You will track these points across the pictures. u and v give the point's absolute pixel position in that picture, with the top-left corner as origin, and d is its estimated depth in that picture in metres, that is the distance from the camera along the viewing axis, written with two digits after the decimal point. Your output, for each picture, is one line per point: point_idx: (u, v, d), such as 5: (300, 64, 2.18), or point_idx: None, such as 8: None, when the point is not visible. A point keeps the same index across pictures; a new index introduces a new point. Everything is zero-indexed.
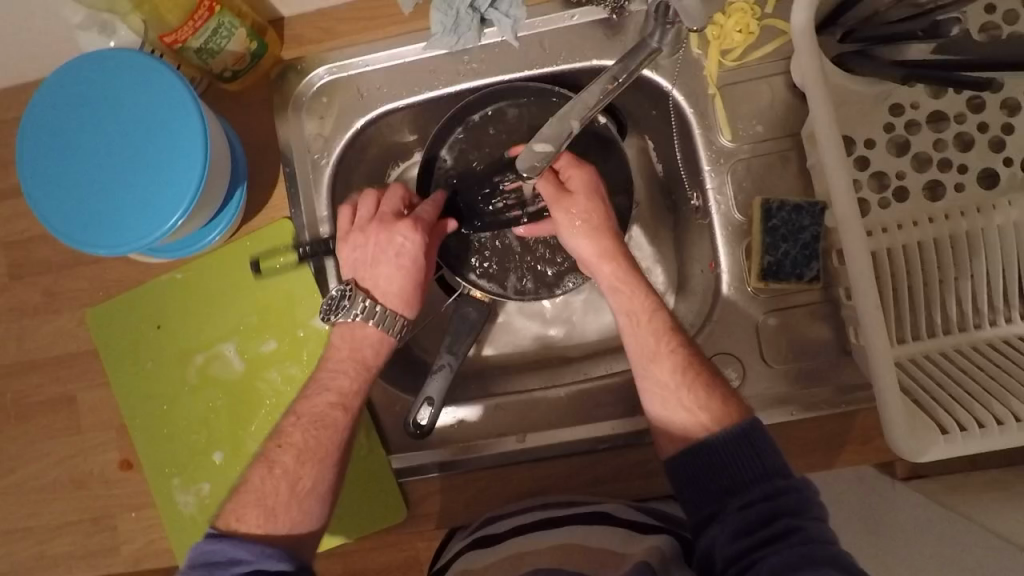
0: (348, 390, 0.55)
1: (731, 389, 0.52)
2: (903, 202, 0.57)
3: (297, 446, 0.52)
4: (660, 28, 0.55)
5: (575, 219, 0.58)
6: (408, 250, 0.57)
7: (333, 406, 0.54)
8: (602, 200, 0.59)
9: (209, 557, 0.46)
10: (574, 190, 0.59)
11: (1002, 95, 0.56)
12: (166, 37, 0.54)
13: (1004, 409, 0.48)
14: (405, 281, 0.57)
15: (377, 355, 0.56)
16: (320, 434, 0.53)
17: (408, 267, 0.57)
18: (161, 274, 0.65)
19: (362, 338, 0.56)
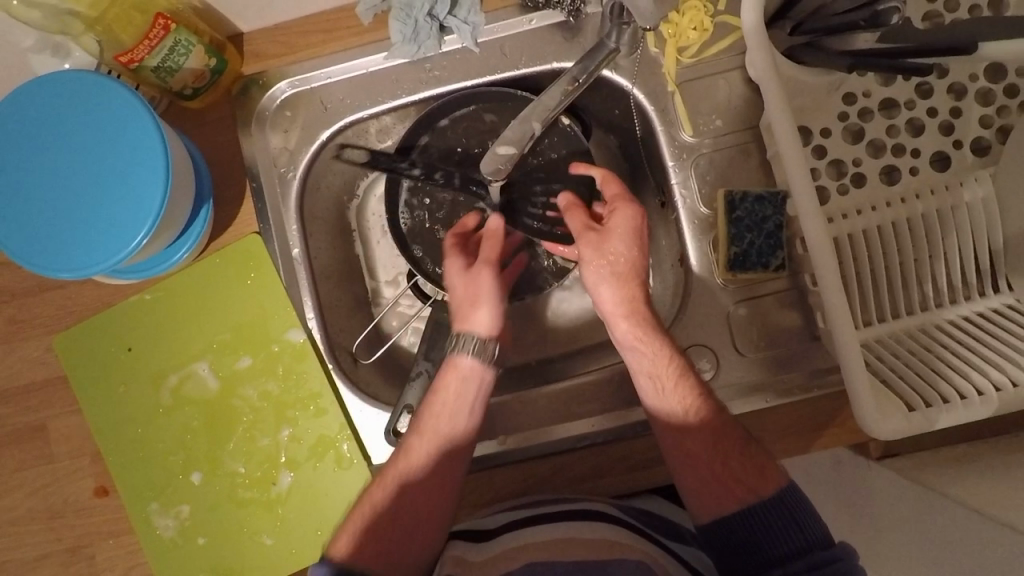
0: (457, 424, 0.54)
1: (768, 457, 0.51)
2: (860, 187, 0.58)
3: (410, 478, 0.52)
4: (616, 28, 0.57)
5: (602, 265, 0.53)
6: (485, 282, 0.58)
7: (437, 442, 0.53)
8: (639, 242, 0.54)
9: None
10: (609, 228, 0.54)
11: (947, 80, 0.58)
12: (122, 57, 0.54)
13: (967, 385, 0.50)
14: (493, 306, 0.57)
15: (481, 396, 0.55)
16: (435, 464, 0.53)
17: (491, 293, 0.57)
18: (129, 296, 0.64)
19: (461, 376, 0.55)
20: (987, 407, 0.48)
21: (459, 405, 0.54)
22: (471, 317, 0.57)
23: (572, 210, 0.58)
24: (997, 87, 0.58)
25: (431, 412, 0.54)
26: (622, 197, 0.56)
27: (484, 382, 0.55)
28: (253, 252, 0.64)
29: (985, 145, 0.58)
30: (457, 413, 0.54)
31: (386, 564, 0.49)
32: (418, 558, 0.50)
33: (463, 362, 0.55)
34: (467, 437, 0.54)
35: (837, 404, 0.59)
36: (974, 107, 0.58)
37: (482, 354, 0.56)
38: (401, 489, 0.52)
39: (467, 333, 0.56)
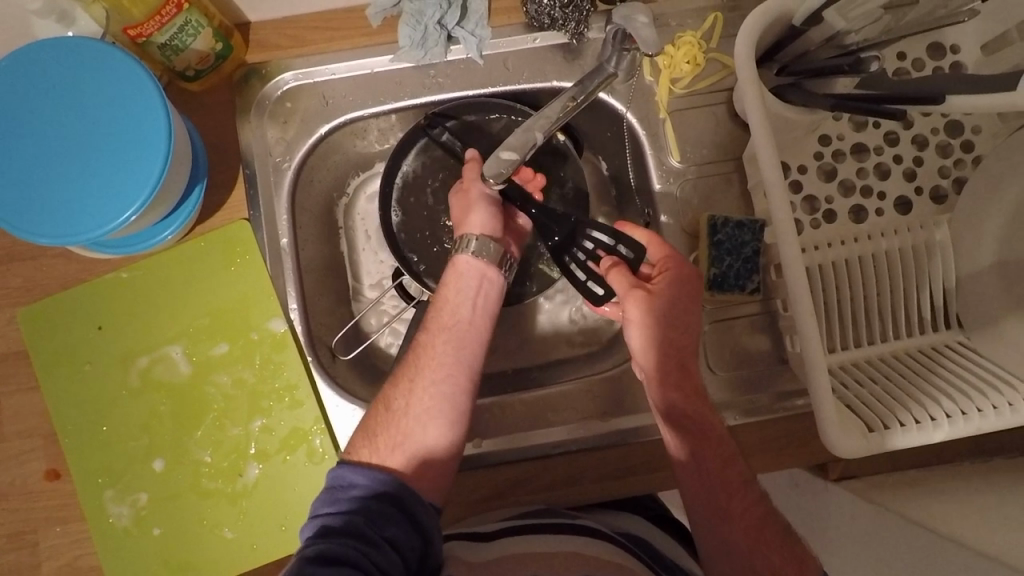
0: (460, 317, 0.55)
1: (804, 545, 0.53)
2: (831, 223, 0.63)
3: (420, 375, 0.53)
4: (617, 53, 0.62)
5: (648, 322, 0.53)
6: (477, 190, 0.61)
7: (443, 337, 0.54)
8: (687, 305, 0.54)
9: (330, 482, 0.48)
10: (659, 292, 0.54)
11: (912, 131, 0.63)
12: (130, 30, 0.54)
13: (923, 411, 0.53)
14: (489, 210, 0.60)
15: (484, 290, 0.57)
16: (443, 358, 0.54)
17: (483, 199, 0.61)
18: (105, 272, 0.62)
19: (461, 276, 0.57)
20: (939, 432, 0.52)
21: (460, 298, 0.56)
22: (469, 223, 0.60)
23: (614, 271, 0.57)
24: (954, 141, 0.63)
25: (433, 312, 0.56)
26: (665, 254, 0.56)
27: (484, 276, 0.58)
28: (240, 239, 0.63)
29: (943, 193, 0.64)
30: (459, 306, 0.56)
31: (415, 468, 0.50)
32: (445, 461, 0.51)
33: (463, 261, 0.58)
34: (473, 327, 0.55)
35: (799, 426, 0.62)
36: (934, 158, 0.63)
37: (482, 252, 0.58)
38: (414, 387, 0.53)
39: (466, 234, 0.59)
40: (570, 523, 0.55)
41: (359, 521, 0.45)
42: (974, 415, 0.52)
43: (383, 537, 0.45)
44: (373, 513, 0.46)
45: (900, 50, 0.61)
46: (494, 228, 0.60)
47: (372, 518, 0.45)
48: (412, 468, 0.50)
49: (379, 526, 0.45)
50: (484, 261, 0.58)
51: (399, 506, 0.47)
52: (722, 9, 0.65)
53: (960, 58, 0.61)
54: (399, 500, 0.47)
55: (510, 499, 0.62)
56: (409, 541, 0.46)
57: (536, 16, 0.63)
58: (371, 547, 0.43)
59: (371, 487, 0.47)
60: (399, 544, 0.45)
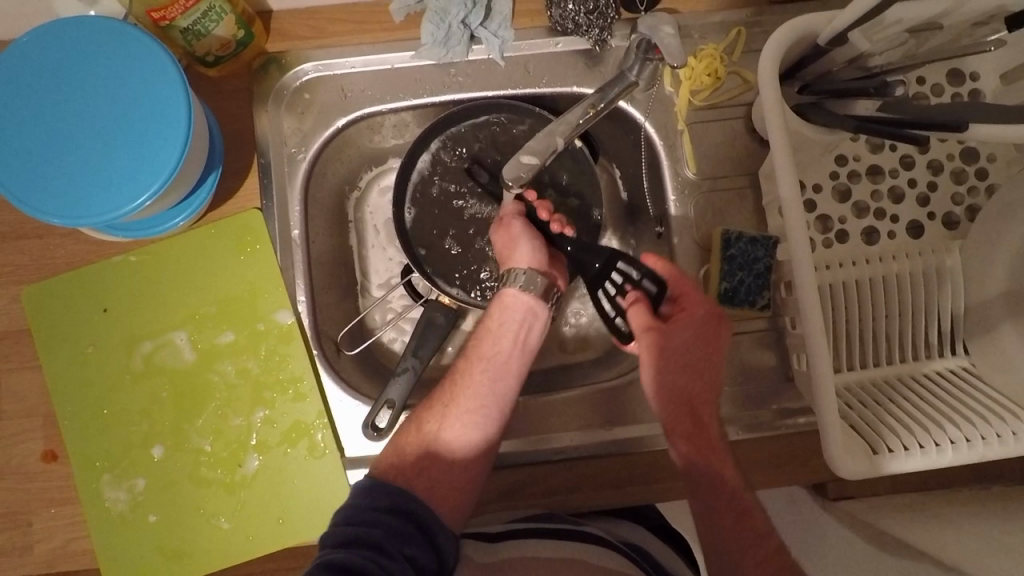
0: (501, 350, 0.57)
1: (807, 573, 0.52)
2: (843, 243, 0.63)
3: (458, 402, 0.55)
4: (640, 62, 0.60)
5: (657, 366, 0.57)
6: (518, 226, 0.61)
7: (481, 367, 0.57)
8: (699, 347, 0.57)
9: (354, 491, 0.51)
10: (670, 331, 0.57)
11: (927, 156, 0.64)
12: (154, 13, 0.53)
13: (927, 437, 0.53)
14: (533, 243, 0.61)
15: (526, 325, 0.59)
16: (482, 388, 0.56)
17: (524, 232, 0.61)
18: (113, 255, 0.62)
19: (505, 305, 0.59)
20: (941, 457, 0.52)
21: (502, 331, 0.58)
22: (515, 258, 0.61)
23: (634, 307, 0.58)
24: (968, 168, 0.64)
25: (477, 341, 0.58)
26: (692, 296, 0.58)
27: (529, 309, 0.59)
28: (252, 229, 0.63)
29: (955, 220, 0.64)
30: (500, 338, 0.58)
31: (437, 489, 0.52)
32: (466, 489, 0.53)
33: (510, 294, 0.59)
34: (513, 362, 0.57)
35: (800, 444, 0.63)
36: (947, 184, 0.64)
37: (531, 287, 0.59)
38: (450, 414, 0.55)
39: (513, 269, 0.60)
40: (579, 530, 0.56)
41: (377, 534, 0.47)
42: (978, 442, 0.52)
43: (401, 551, 0.46)
44: (389, 529, 0.47)
45: (919, 75, 0.61)
46: (542, 258, 0.61)
47: (389, 532, 0.47)
48: (436, 493, 0.52)
49: (394, 541, 0.47)
50: (530, 295, 0.59)
51: (415, 523, 0.49)
52: (745, 24, 0.65)
53: (978, 85, 0.61)
54: (416, 517, 0.50)
55: (508, 502, 0.62)
56: (424, 558, 0.48)
57: (560, 21, 0.62)
58: (385, 557, 0.45)
59: (390, 502, 0.49)
60: (415, 560, 0.47)
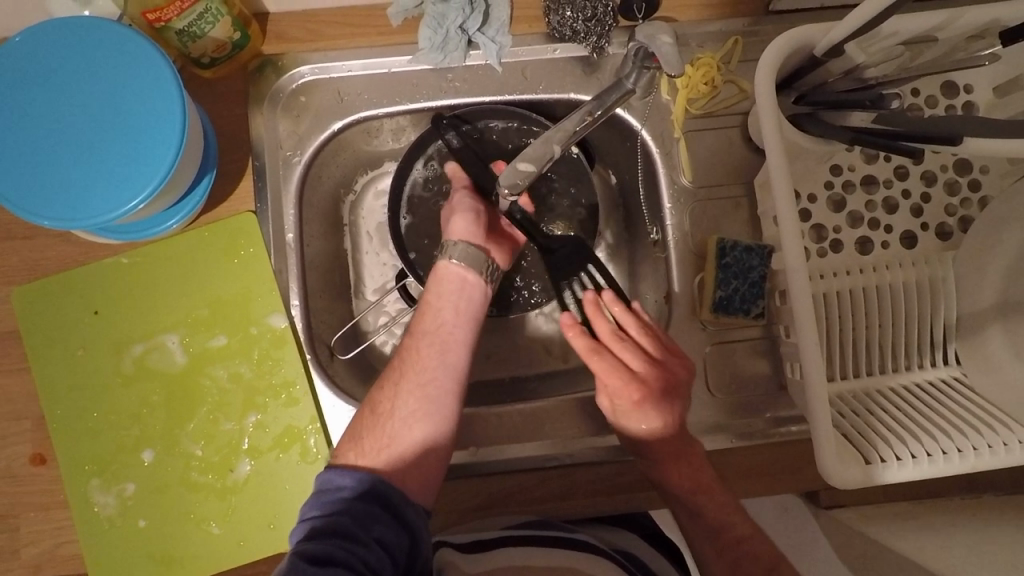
0: (441, 322, 0.57)
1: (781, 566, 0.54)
2: (837, 253, 0.63)
3: (404, 377, 0.55)
4: (637, 70, 0.59)
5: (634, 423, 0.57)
6: (458, 199, 0.63)
7: (424, 341, 0.56)
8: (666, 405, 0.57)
9: (323, 484, 0.49)
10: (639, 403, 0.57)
11: (921, 167, 0.64)
12: (149, 14, 0.53)
13: (918, 446, 0.53)
14: (467, 215, 0.62)
15: (467, 295, 0.59)
16: (424, 360, 0.55)
17: (468, 207, 0.62)
18: (105, 257, 0.61)
19: (443, 279, 0.59)
20: (932, 468, 0.52)
21: (440, 304, 0.58)
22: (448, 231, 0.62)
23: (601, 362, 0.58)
24: (962, 179, 0.64)
25: (417, 317, 0.58)
26: (651, 366, 0.57)
27: (466, 280, 0.59)
28: (245, 232, 0.62)
29: (948, 231, 0.64)
30: (440, 310, 0.57)
31: (402, 469, 0.51)
32: (430, 463, 0.52)
33: (448, 269, 0.60)
34: (454, 331, 0.57)
35: (793, 453, 0.63)
36: (941, 195, 0.64)
37: (462, 256, 0.60)
38: (398, 391, 0.54)
39: (449, 242, 0.61)
40: (569, 537, 0.56)
41: (344, 521, 0.46)
42: (969, 453, 0.52)
43: (370, 536, 0.45)
44: (358, 514, 0.46)
45: (914, 86, 0.61)
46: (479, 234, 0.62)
47: (358, 517, 0.46)
48: (404, 471, 0.51)
49: (364, 526, 0.46)
50: (465, 267, 0.59)
51: (385, 505, 0.48)
52: (743, 33, 0.65)
53: (972, 98, 0.61)
54: (385, 499, 0.48)
55: (502, 508, 0.62)
56: (397, 540, 0.47)
57: (558, 28, 0.63)
58: (356, 545, 0.44)
59: (359, 489, 0.48)
60: (385, 542, 0.46)
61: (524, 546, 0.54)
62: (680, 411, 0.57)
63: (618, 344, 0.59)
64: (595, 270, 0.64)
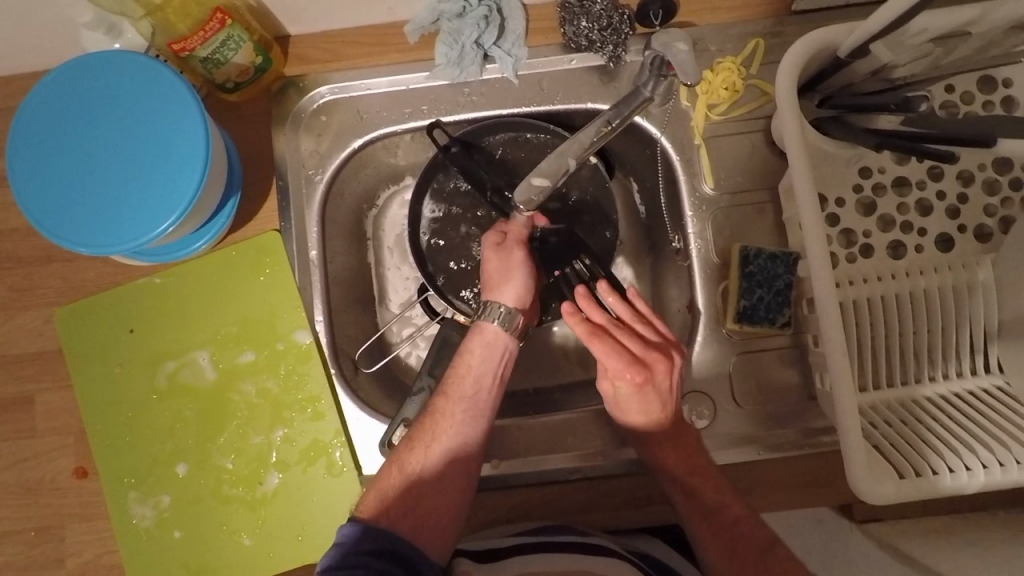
0: (480, 389, 0.57)
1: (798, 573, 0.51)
2: (868, 258, 0.61)
3: (437, 438, 0.55)
4: (654, 78, 0.59)
5: (639, 412, 0.56)
6: (517, 257, 0.60)
7: (461, 407, 0.56)
8: (669, 399, 0.56)
9: (338, 536, 0.50)
10: (641, 392, 0.55)
11: (958, 166, 0.61)
12: (174, 44, 0.55)
13: (957, 460, 0.51)
14: (524, 279, 0.60)
15: (506, 364, 0.59)
16: (460, 427, 0.55)
17: (524, 268, 0.60)
18: (139, 278, 0.63)
19: (485, 341, 0.58)
20: (972, 483, 0.50)
21: (480, 368, 0.57)
22: (499, 289, 0.60)
23: (600, 347, 0.56)
24: (1002, 178, 0.61)
25: (455, 378, 0.57)
26: (653, 355, 0.56)
27: (507, 351, 0.59)
28: (270, 250, 0.64)
29: (987, 232, 0.61)
30: (480, 377, 0.57)
31: (420, 526, 0.52)
32: (452, 522, 0.53)
33: (490, 330, 0.59)
34: (488, 398, 0.57)
35: (824, 465, 0.61)
36: (979, 195, 0.61)
37: (507, 326, 0.59)
38: (430, 451, 0.54)
39: (496, 304, 0.59)
40: (591, 544, 0.56)
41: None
42: (1012, 467, 0.50)
43: None
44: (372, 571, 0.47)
45: (947, 83, 0.58)
46: (527, 300, 0.60)
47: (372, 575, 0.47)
48: (421, 529, 0.52)
49: None
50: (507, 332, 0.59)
51: (400, 562, 0.49)
52: (764, 35, 0.63)
53: (1012, 92, 0.58)
54: (398, 555, 0.50)
55: (527, 519, 0.62)
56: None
57: (574, 38, 0.63)
58: None
59: (373, 545, 0.49)
60: None
61: (545, 553, 0.55)
62: (676, 394, 0.57)
63: (618, 331, 0.57)
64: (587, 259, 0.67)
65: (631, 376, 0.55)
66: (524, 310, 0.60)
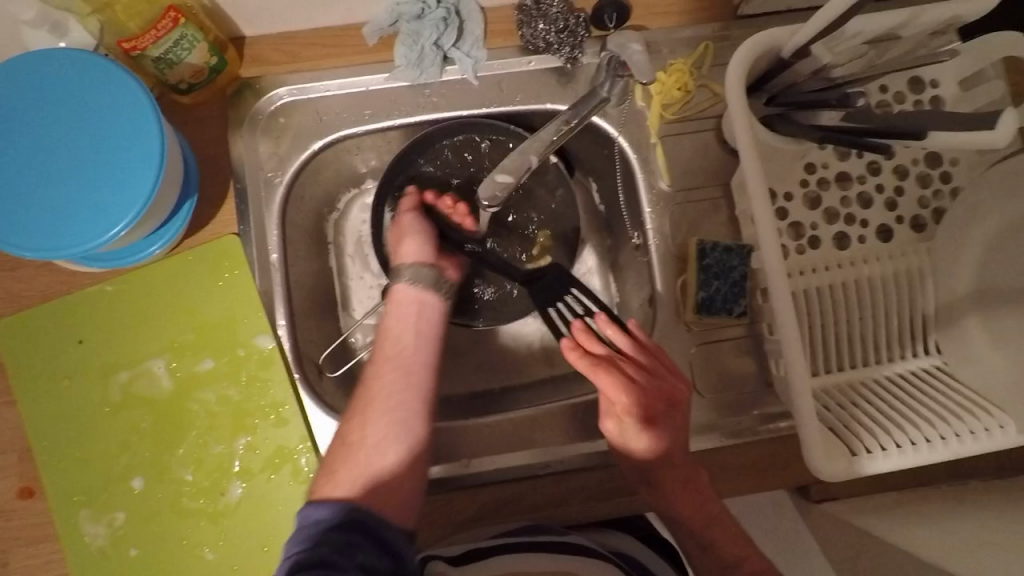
0: (406, 345, 0.60)
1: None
2: (817, 249, 0.64)
3: (371, 401, 0.57)
4: (610, 79, 0.61)
5: (648, 448, 0.57)
6: (407, 219, 0.65)
7: (392, 365, 0.59)
8: (673, 433, 0.58)
9: (304, 519, 0.49)
10: (649, 425, 0.57)
11: (894, 161, 0.65)
12: (126, 43, 0.54)
13: (903, 436, 0.54)
14: (418, 237, 0.64)
15: (426, 316, 0.62)
16: (395, 383, 0.58)
17: (416, 227, 0.65)
18: (88, 285, 0.61)
19: (400, 302, 0.63)
20: (917, 457, 0.53)
21: (402, 327, 0.61)
22: (400, 252, 0.65)
23: (609, 380, 0.57)
24: (933, 172, 0.65)
25: (382, 343, 0.61)
26: (658, 385, 0.57)
27: (423, 305, 0.63)
28: (229, 254, 0.62)
29: (923, 223, 0.65)
30: (402, 335, 0.61)
31: (378, 492, 0.52)
32: (406, 480, 0.54)
33: (401, 289, 0.63)
34: (416, 355, 0.60)
35: (781, 449, 0.64)
36: (914, 188, 0.65)
37: (416, 279, 0.63)
38: (368, 414, 0.56)
39: (398, 266, 0.64)
40: (568, 543, 0.59)
41: (324, 551, 0.45)
42: (952, 440, 0.53)
43: (352, 562, 0.45)
44: (337, 544, 0.46)
45: (881, 84, 0.63)
46: (427, 253, 0.64)
47: (337, 547, 0.46)
48: (379, 492, 0.52)
49: (345, 553, 0.46)
50: (418, 287, 0.63)
51: (364, 530, 0.49)
52: (713, 39, 0.66)
53: (939, 92, 0.63)
54: (363, 525, 0.49)
55: (496, 518, 0.62)
56: (380, 561, 0.47)
57: (532, 40, 0.64)
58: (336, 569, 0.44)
59: (337, 522, 0.49)
60: (369, 566, 0.46)
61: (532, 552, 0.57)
62: (683, 428, 0.58)
63: (624, 363, 0.58)
64: (580, 293, 0.65)
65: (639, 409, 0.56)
66: (427, 263, 0.64)
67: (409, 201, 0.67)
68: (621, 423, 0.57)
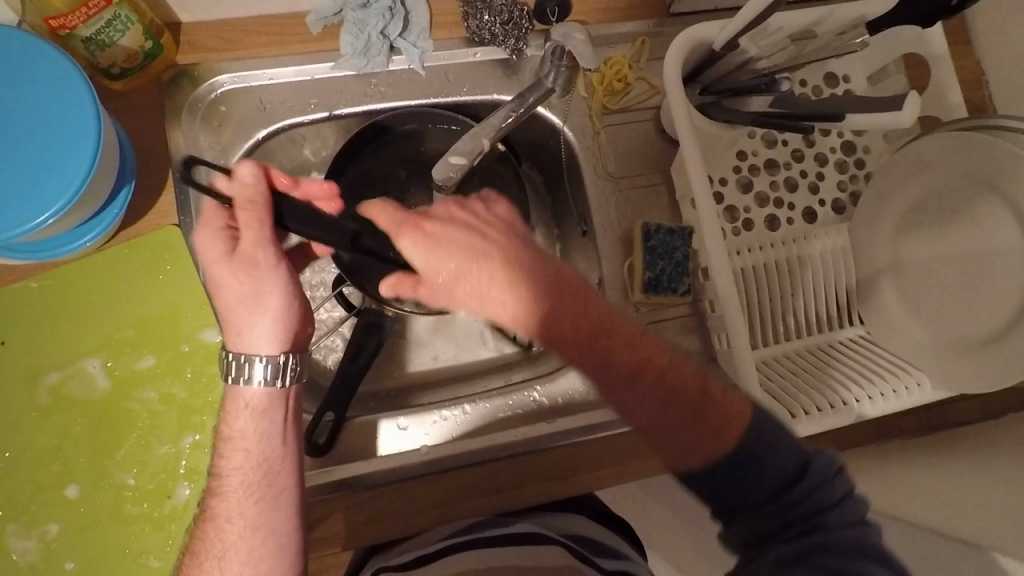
0: (268, 467, 0.50)
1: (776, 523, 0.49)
2: (749, 231, 0.68)
3: (228, 544, 0.49)
4: (554, 68, 0.63)
5: (439, 272, 0.46)
6: (266, 279, 0.48)
7: (248, 491, 0.49)
8: (468, 232, 0.47)
9: None
10: (428, 232, 0.47)
11: (814, 150, 0.71)
12: (52, 21, 0.51)
13: (833, 397, 0.59)
14: (278, 306, 0.50)
15: (291, 428, 0.52)
16: (259, 517, 0.49)
17: (274, 286, 0.49)
18: (11, 282, 0.57)
19: (255, 412, 0.51)
20: (848, 415, 0.58)
21: (256, 441, 0.50)
22: (252, 331, 0.49)
23: (376, 206, 0.49)
24: (849, 159, 0.71)
25: (231, 462, 0.50)
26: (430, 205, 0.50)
27: (286, 410, 0.52)
28: (166, 247, 0.59)
29: (842, 205, 0.71)
30: (256, 450, 0.50)
31: None
32: None
33: (250, 391, 0.50)
34: (275, 471, 0.50)
35: None
36: (833, 174, 0.71)
37: (273, 375, 0.50)
38: (226, 553, 0.49)
39: (251, 352, 0.50)
40: (540, 534, 0.62)
41: None
42: (873, 400, 0.59)
43: None
44: None
45: (801, 78, 0.68)
46: (292, 324, 0.51)
47: None
48: None
49: None
50: (269, 389, 0.50)
51: None
52: (649, 34, 0.70)
53: (851, 86, 0.69)
54: None
55: (458, 505, 0.62)
56: None
57: (477, 32, 0.65)
58: None
59: None
60: None
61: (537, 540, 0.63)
62: (497, 234, 0.48)
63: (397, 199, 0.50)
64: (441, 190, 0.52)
65: (409, 216, 0.48)
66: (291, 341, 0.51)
67: (255, 238, 0.47)
68: (400, 240, 0.48)
